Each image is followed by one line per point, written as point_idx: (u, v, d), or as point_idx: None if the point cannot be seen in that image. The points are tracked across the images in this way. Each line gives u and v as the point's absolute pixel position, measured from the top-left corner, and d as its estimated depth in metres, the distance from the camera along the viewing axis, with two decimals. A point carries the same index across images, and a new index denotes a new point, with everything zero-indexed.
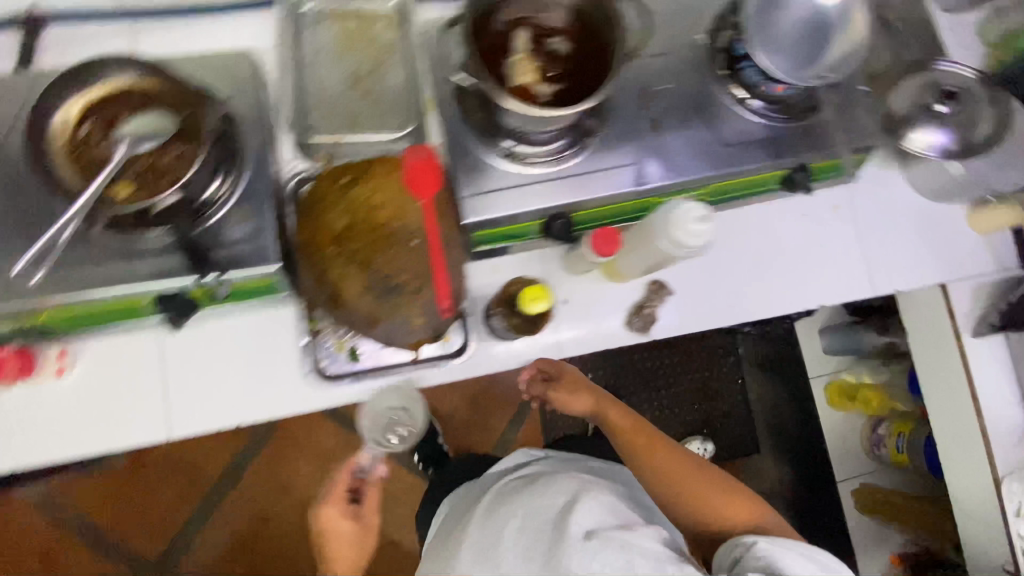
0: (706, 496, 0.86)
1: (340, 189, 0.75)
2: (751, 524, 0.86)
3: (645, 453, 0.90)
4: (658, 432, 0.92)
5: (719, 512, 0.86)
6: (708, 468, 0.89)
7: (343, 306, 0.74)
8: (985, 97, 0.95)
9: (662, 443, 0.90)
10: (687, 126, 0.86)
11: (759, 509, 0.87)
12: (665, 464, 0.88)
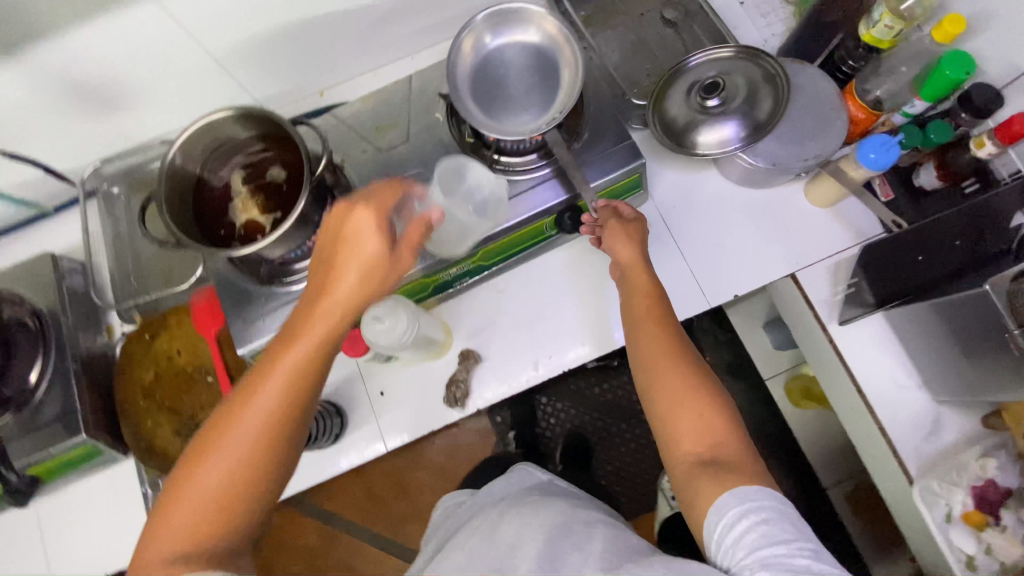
0: (686, 404, 0.61)
1: (144, 347, 0.87)
2: (705, 453, 0.59)
3: (638, 328, 0.69)
4: (672, 316, 0.69)
5: (682, 428, 0.61)
6: (699, 373, 0.63)
7: (159, 452, 0.83)
8: (759, 73, 0.85)
9: (653, 319, 0.69)
10: None
11: (717, 422, 0.60)
12: (648, 338, 0.67)
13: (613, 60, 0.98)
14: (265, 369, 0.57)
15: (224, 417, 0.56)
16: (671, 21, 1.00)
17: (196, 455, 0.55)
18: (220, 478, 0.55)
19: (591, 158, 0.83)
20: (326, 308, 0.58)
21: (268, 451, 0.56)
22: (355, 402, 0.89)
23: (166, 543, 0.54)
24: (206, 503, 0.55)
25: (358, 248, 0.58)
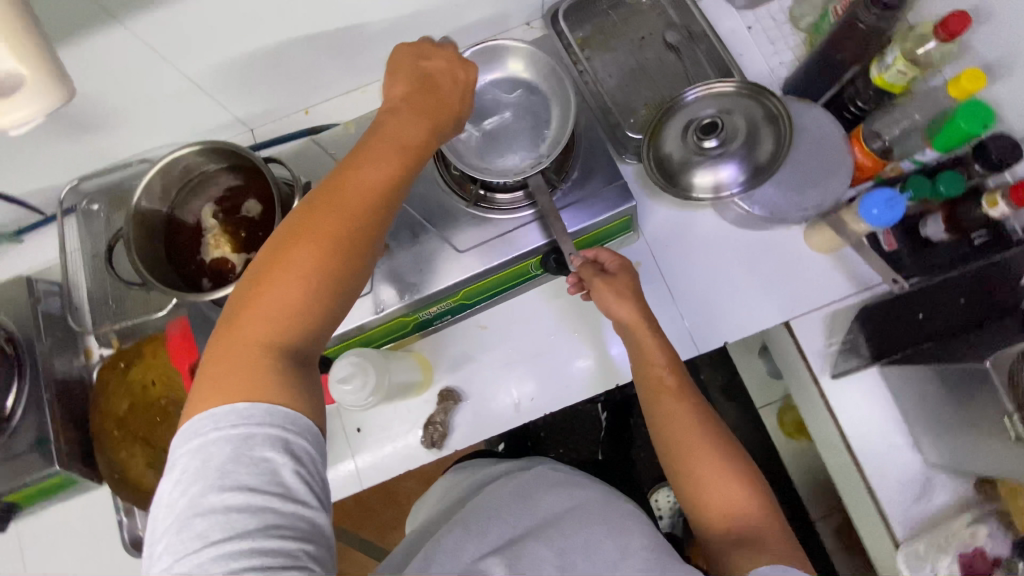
0: (715, 478, 0.63)
1: (118, 375, 0.86)
2: (739, 533, 0.60)
3: (657, 402, 0.68)
4: (692, 387, 0.69)
5: (711, 505, 0.62)
6: (723, 447, 0.65)
7: (133, 482, 0.82)
8: (760, 112, 0.80)
9: (672, 393, 0.68)
10: (414, 241, 0.81)
11: (742, 500, 0.62)
12: (673, 410, 0.67)
13: (610, 86, 0.94)
14: (350, 175, 0.57)
15: (285, 244, 0.54)
16: (673, 46, 0.95)
17: (264, 281, 0.53)
18: (284, 307, 0.53)
19: (581, 198, 0.79)
20: (390, 145, 0.60)
21: (361, 241, 0.56)
22: (331, 438, 0.88)
23: (218, 393, 0.49)
24: (260, 349, 0.51)
25: (443, 70, 0.65)
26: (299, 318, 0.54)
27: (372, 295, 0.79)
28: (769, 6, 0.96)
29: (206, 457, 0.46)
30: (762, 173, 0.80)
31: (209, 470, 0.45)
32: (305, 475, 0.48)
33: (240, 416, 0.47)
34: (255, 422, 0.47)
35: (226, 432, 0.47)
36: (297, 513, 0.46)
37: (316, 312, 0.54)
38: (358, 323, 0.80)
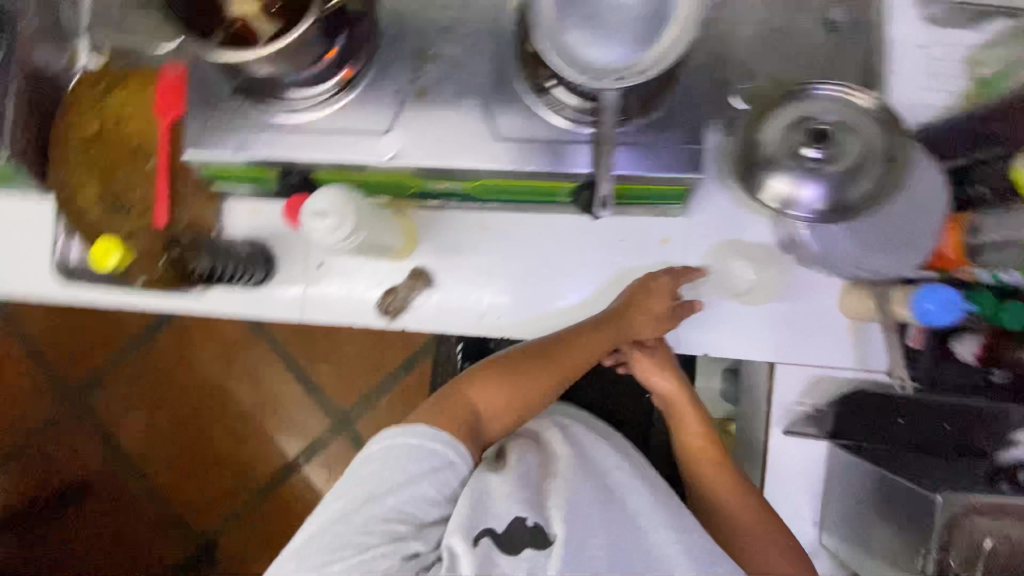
0: (750, 517, 0.76)
1: (96, 96, 0.77)
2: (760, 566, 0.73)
3: (699, 460, 0.82)
4: (716, 442, 0.83)
5: (746, 536, 0.76)
6: (755, 497, 0.78)
7: (77, 211, 0.77)
8: (881, 147, 0.70)
9: (710, 455, 0.82)
10: (456, 102, 0.71)
11: (775, 546, 0.74)
12: (710, 465, 0.81)
13: (739, 36, 0.80)
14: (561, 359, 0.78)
15: (519, 372, 0.77)
16: (832, 24, 0.80)
17: (507, 376, 0.77)
18: (470, 403, 0.76)
19: (649, 144, 0.70)
20: (619, 331, 0.79)
21: (563, 379, 0.78)
22: (288, 258, 0.82)
23: (442, 416, 0.73)
24: (456, 414, 0.74)
25: (662, 360, 0.84)
26: (518, 410, 0.78)
27: (389, 140, 0.71)
28: (956, 32, 0.81)
29: (359, 471, 0.70)
30: (840, 210, 0.70)
31: (352, 497, 0.68)
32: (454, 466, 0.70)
33: (405, 439, 0.70)
34: (415, 436, 0.71)
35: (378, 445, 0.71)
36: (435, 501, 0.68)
37: (474, 422, 0.75)
38: (361, 161, 0.72)
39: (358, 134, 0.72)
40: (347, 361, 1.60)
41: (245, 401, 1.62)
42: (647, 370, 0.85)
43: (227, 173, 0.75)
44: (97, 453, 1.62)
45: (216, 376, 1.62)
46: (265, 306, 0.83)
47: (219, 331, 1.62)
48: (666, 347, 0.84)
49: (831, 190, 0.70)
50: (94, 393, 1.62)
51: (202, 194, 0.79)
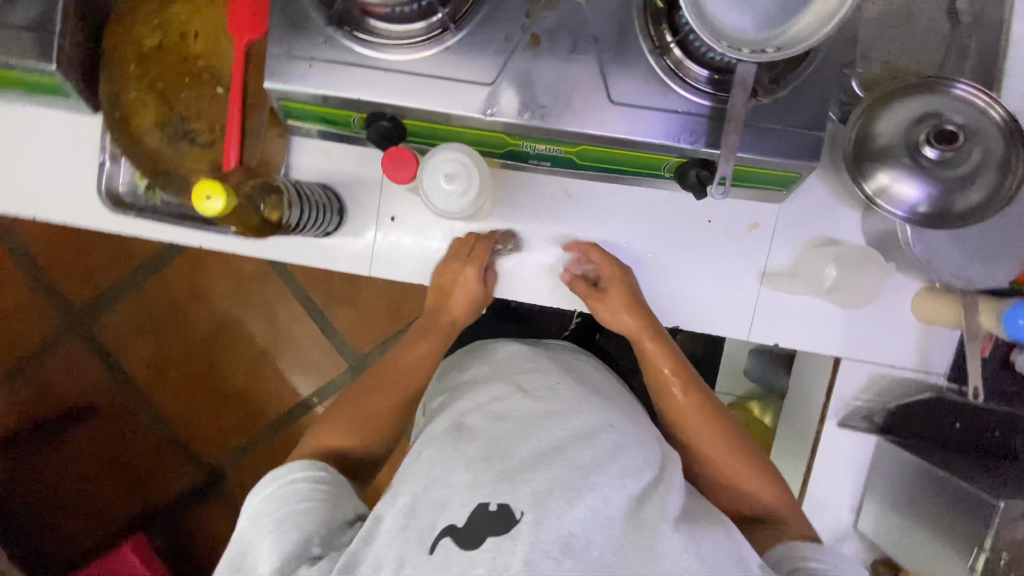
0: (744, 468, 0.72)
1: (157, 2, 0.68)
2: (762, 512, 0.72)
3: (675, 404, 0.74)
4: (699, 389, 0.74)
5: (743, 493, 0.72)
6: (744, 448, 0.72)
7: (132, 134, 0.70)
8: (999, 158, 0.67)
9: (681, 403, 0.73)
10: (570, 57, 0.65)
11: (770, 492, 0.71)
12: (686, 413, 0.73)
13: (864, 12, 0.75)
14: (395, 357, 0.77)
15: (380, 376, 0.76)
16: (956, 13, 0.76)
17: (376, 386, 0.75)
18: (386, 410, 0.74)
19: (771, 126, 0.66)
20: (467, 295, 0.77)
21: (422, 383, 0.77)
22: (361, 208, 0.77)
23: (338, 432, 0.72)
24: (369, 425, 0.74)
25: (620, 279, 0.76)
26: (366, 443, 0.74)
27: (493, 91, 0.65)
28: None
29: (257, 507, 0.64)
30: (945, 217, 0.69)
31: (258, 518, 0.63)
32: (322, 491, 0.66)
33: (298, 475, 0.66)
34: (285, 478, 0.66)
35: (268, 489, 0.65)
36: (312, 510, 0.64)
37: (404, 408, 0.76)
38: (459, 112, 0.66)
39: (458, 81, 0.65)
40: (367, 308, 1.50)
41: (258, 335, 1.52)
42: (619, 297, 0.75)
43: (306, 110, 0.69)
44: (101, 377, 1.52)
45: (228, 309, 1.52)
46: (332, 257, 0.78)
47: (231, 261, 1.50)
48: (615, 264, 0.76)
49: (940, 192, 0.69)
50: (94, 318, 1.51)
51: (272, 130, 0.72)
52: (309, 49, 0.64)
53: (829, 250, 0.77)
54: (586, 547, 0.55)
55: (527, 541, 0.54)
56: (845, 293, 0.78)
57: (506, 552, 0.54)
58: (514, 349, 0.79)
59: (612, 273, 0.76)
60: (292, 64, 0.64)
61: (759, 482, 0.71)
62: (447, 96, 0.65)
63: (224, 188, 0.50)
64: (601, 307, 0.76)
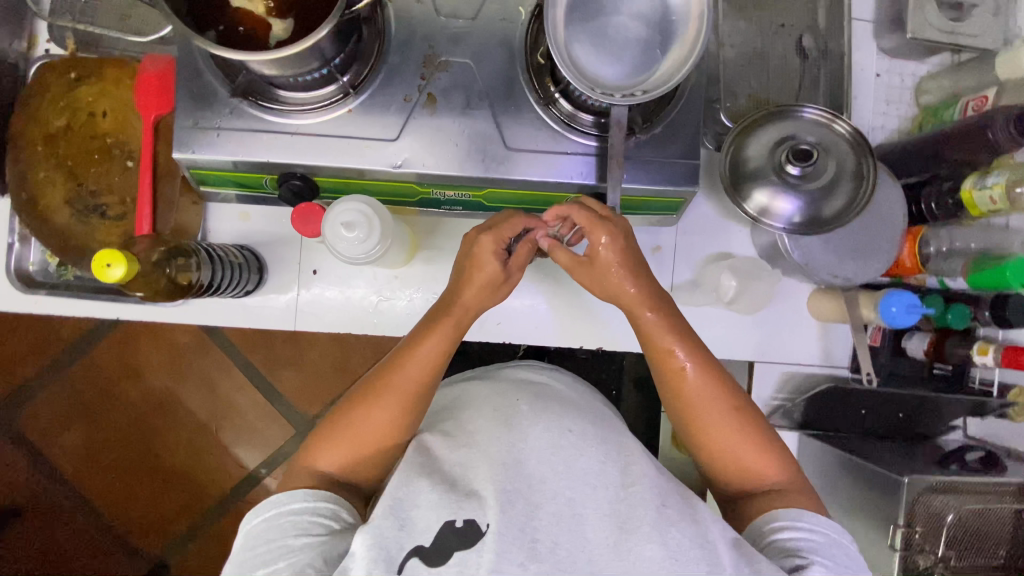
0: (743, 443, 0.64)
1: (65, 86, 0.71)
2: (752, 486, 0.65)
3: (676, 382, 0.65)
4: (706, 367, 0.64)
5: (740, 465, 0.64)
6: (747, 419, 0.65)
7: (40, 212, 0.70)
8: (851, 167, 0.77)
9: (690, 378, 0.64)
10: (466, 111, 0.71)
11: (768, 461, 0.64)
12: (691, 389, 0.64)
13: (725, 56, 0.86)
14: (398, 364, 0.63)
15: (377, 382, 0.63)
16: (804, 51, 0.87)
17: (374, 395, 0.63)
18: (387, 426, 0.63)
19: (652, 158, 0.73)
20: (481, 279, 0.63)
21: (430, 383, 0.64)
22: (282, 264, 0.79)
23: (336, 452, 0.63)
24: (373, 442, 0.63)
25: (624, 240, 0.63)
26: (368, 462, 0.64)
27: (397, 145, 0.70)
28: (905, 64, 0.90)
29: (253, 529, 0.57)
30: (816, 224, 0.76)
31: (251, 541, 0.56)
32: (325, 523, 0.58)
33: (302, 499, 0.59)
34: (285, 500, 0.59)
35: (269, 510, 0.58)
36: (312, 543, 0.55)
37: (412, 414, 0.64)
38: (366, 168, 0.70)
39: (364, 140, 0.70)
40: (309, 368, 1.46)
41: (196, 409, 1.45)
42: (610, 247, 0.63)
43: (218, 177, 0.72)
44: (26, 473, 1.43)
45: (163, 385, 1.45)
46: (257, 314, 0.79)
47: (165, 334, 1.45)
48: (607, 232, 0.62)
49: (807, 203, 0.76)
50: (17, 411, 1.42)
51: (187, 197, 0.73)
52: (216, 119, 0.68)
53: (724, 262, 0.84)
54: (553, 549, 0.53)
55: (491, 551, 0.52)
56: (746, 299, 0.84)
57: (473, 565, 0.52)
58: (472, 383, 0.76)
59: (597, 241, 0.63)
60: (200, 134, 0.67)
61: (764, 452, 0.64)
62: (353, 154, 0.70)
63: (125, 257, 0.52)
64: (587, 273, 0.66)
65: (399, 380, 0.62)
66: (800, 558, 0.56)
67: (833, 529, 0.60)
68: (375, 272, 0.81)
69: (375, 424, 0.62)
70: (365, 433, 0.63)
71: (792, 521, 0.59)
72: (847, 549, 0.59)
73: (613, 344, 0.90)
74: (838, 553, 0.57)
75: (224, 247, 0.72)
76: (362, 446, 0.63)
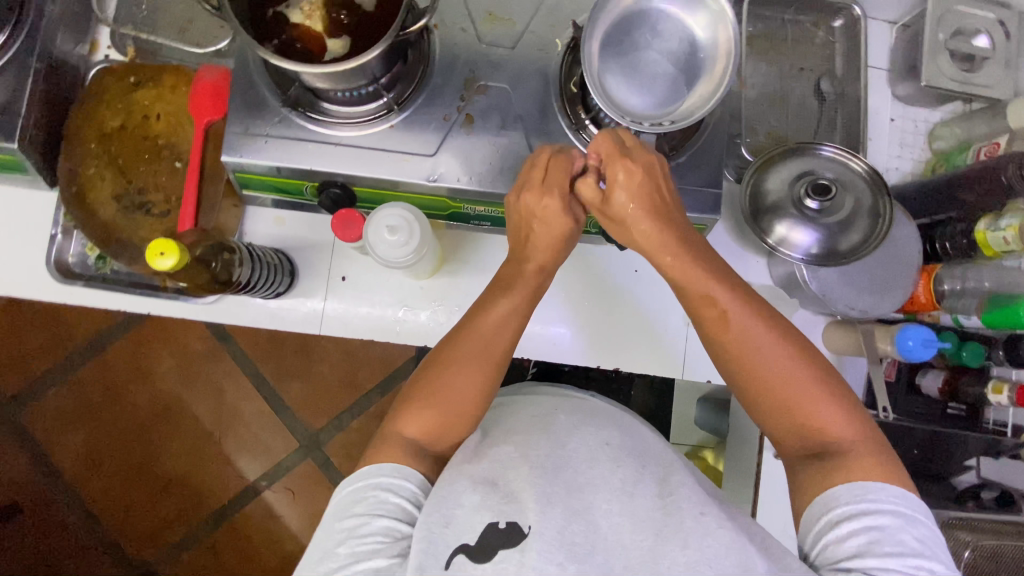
0: (801, 397, 0.60)
1: (123, 89, 0.75)
2: (815, 445, 0.59)
3: (716, 329, 0.63)
4: (745, 309, 0.62)
5: (798, 419, 0.60)
6: (802, 361, 0.61)
7: (87, 205, 0.73)
8: (868, 204, 0.79)
9: (735, 326, 0.62)
10: (501, 132, 0.75)
11: (832, 417, 0.59)
12: (738, 340, 0.62)
13: (747, 94, 0.90)
14: (480, 317, 0.66)
15: (456, 344, 0.66)
16: (822, 94, 0.91)
17: (456, 357, 0.65)
18: (468, 389, 0.64)
19: (675, 185, 0.76)
20: (548, 235, 0.67)
21: (506, 345, 0.67)
22: (311, 269, 0.81)
23: (423, 415, 0.64)
24: (457, 407, 0.64)
25: (642, 175, 0.65)
26: (455, 425, 0.65)
27: (434, 159, 0.73)
28: (918, 111, 0.94)
29: (342, 499, 0.59)
30: (836, 257, 0.78)
31: (339, 510, 0.58)
32: (405, 505, 0.58)
33: (387, 474, 0.60)
34: (372, 474, 0.60)
35: (357, 482, 0.60)
36: (393, 525, 0.56)
37: (491, 377, 0.66)
38: (403, 179, 0.73)
39: (403, 153, 0.73)
40: (319, 381, 1.47)
41: (203, 416, 1.45)
42: (632, 183, 0.65)
43: (261, 182, 0.75)
44: (27, 470, 1.42)
45: (172, 390, 1.46)
46: (284, 317, 0.81)
47: (179, 338, 1.46)
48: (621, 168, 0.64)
49: (825, 234, 0.78)
50: (26, 407, 1.43)
51: (228, 200, 0.77)
52: (265, 126, 0.71)
53: None
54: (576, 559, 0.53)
55: (533, 550, 0.53)
56: None
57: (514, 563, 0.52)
58: (516, 394, 0.78)
59: (613, 176, 0.65)
60: (249, 139, 0.71)
61: (829, 408, 0.59)
62: (392, 166, 0.73)
63: (178, 248, 0.54)
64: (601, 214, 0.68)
65: (485, 332, 0.66)
66: (858, 552, 0.50)
67: (903, 510, 0.52)
68: (402, 282, 0.83)
69: (461, 383, 0.64)
70: (451, 392, 0.64)
71: (849, 509, 0.53)
72: (923, 532, 0.51)
73: (628, 366, 0.91)
74: (909, 538, 0.50)
75: (263, 250, 0.74)
76: (453, 405, 0.64)
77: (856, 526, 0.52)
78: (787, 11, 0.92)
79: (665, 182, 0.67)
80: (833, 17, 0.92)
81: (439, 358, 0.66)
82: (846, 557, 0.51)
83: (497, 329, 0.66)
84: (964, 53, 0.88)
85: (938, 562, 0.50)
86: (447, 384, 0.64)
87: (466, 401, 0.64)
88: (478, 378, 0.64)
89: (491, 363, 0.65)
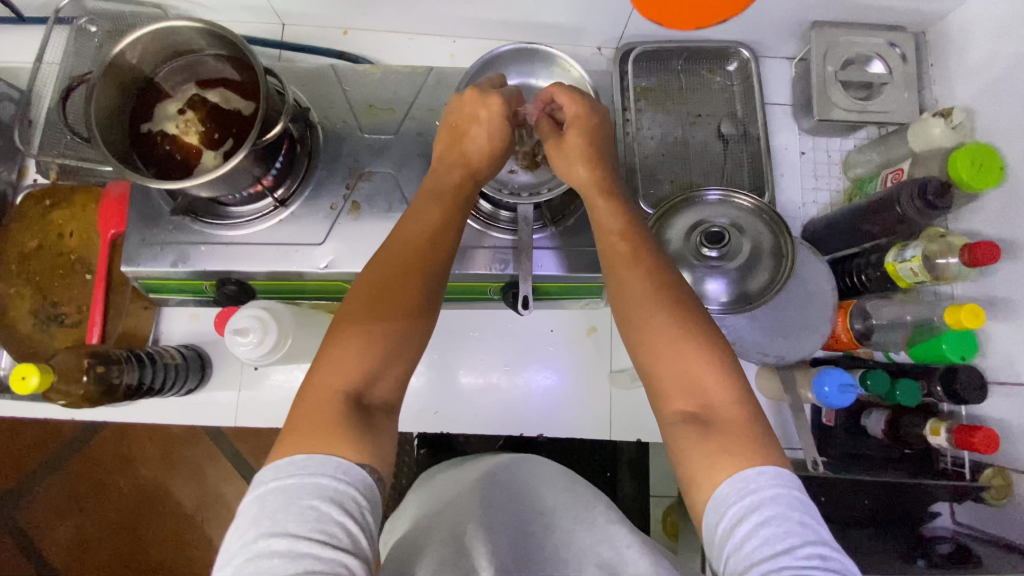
0: (678, 352, 0.56)
1: (40, 211, 0.81)
2: (698, 409, 0.54)
3: (614, 273, 0.62)
4: (647, 247, 0.63)
5: (686, 376, 0.55)
6: (690, 325, 0.57)
7: (6, 323, 0.77)
8: (769, 244, 0.77)
9: (636, 261, 0.61)
10: (387, 213, 0.76)
11: (710, 378, 0.55)
12: (636, 288, 0.60)
13: (646, 145, 0.90)
14: (399, 234, 0.63)
15: (383, 277, 0.59)
16: (724, 136, 0.91)
17: (378, 290, 0.58)
18: (396, 320, 0.57)
19: (567, 248, 0.77)
20: (455, 174, 0.68)
21: (430, 263, 0.61)
22: (226, 362, 0.83)
23: (348, 362, 0.54)
24: (389, 337, 0.56)
25: (586, 128, 0.70)
26: (390, 362, 0.56)
27: (322, 246, 0.75)
28: (830, 141, 0.93)
29: (270, 500, 0.44)
30: (750, 303, 0.75)
31: (264, 516, 0.44)
32: (352, 525, 0.44)
33: (332, 476, 0.46)
34: (313, 472, 0.46)
35: (292, 478, 0.45)
36: (339, 560, 0.42)
37: (422, 308, 0.59)
38: (293, 270, 0.75)
39: (293, 245, 0.75)
40: None
41: (187, 501, 1.40)
42: (579, 136, 0.69)
43: (163, 285, 0.78)
44: (20, 569, 1.38)
45: (154, 477, 1.40)
46: (200, 410, 0.82)
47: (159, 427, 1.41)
48: (587, 107, 0.70)
49: (732, 276, 0.76)
50: (12, 508, 1.40)
51: (137, 303, 0.80)
52: (158, 233, 0.74)
53: None
54: None
55: None
56: None
57: None
58: (446, 481, 0.77)
59: (574, 115, 0.70)
60: (144, 247, 0.74)
61: (705, 367, 0.55)
62: (281, 259, 0.75)
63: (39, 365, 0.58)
64: (554, 148, 0.70)
65: (415, 248, 0.61)
66: (755, 562, 0.43)
67: (785, 492, 0.46)
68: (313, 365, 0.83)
69: (386, 312, 0.57)
70: (372, 316, 0.56)
71: (738, 511, 0.46)
72: (806, 513, 0.45)
73: (556, 429, 0.87)
74: (795, 527, 0.44)
75: (168, 351, 0.77)
76: (378, 334, 0.55)
77: (757, 527, 0.44)
78: (680, 61, 0.93)
79: (609, 137, 0.72)
80: (726, 61, 0.93)
81: (356, 290, 0.59)
82: (744, 573, 0.43)
83: (416, 246, 0.61)
84: (859, 81, 0.85)
85: (826, 546, 0.44)
86: (369, 321, 0.56)
87: (398, 327, 0.57)
88: (405, 295, 0.58)
89: (424, 277, 0.60)
